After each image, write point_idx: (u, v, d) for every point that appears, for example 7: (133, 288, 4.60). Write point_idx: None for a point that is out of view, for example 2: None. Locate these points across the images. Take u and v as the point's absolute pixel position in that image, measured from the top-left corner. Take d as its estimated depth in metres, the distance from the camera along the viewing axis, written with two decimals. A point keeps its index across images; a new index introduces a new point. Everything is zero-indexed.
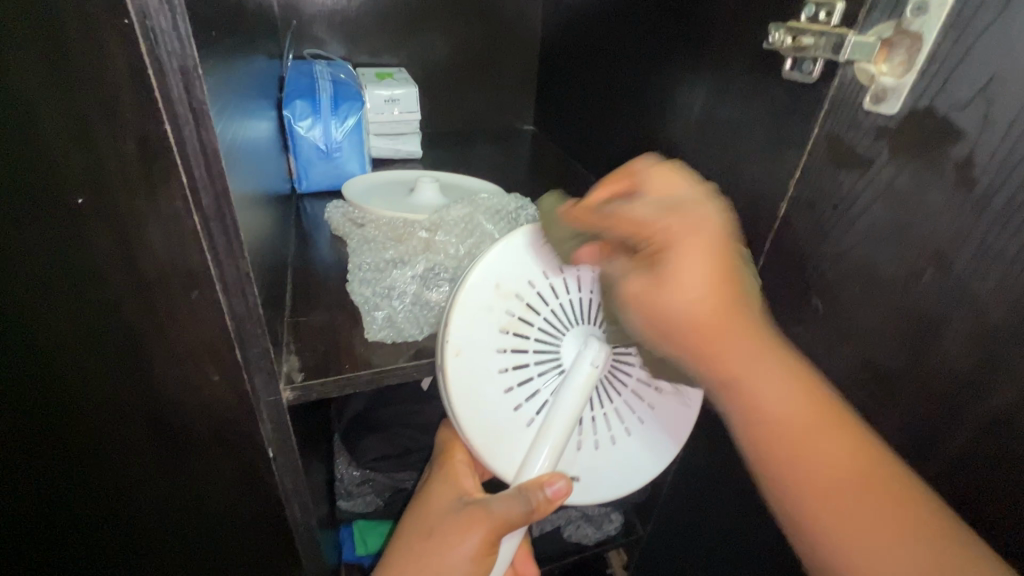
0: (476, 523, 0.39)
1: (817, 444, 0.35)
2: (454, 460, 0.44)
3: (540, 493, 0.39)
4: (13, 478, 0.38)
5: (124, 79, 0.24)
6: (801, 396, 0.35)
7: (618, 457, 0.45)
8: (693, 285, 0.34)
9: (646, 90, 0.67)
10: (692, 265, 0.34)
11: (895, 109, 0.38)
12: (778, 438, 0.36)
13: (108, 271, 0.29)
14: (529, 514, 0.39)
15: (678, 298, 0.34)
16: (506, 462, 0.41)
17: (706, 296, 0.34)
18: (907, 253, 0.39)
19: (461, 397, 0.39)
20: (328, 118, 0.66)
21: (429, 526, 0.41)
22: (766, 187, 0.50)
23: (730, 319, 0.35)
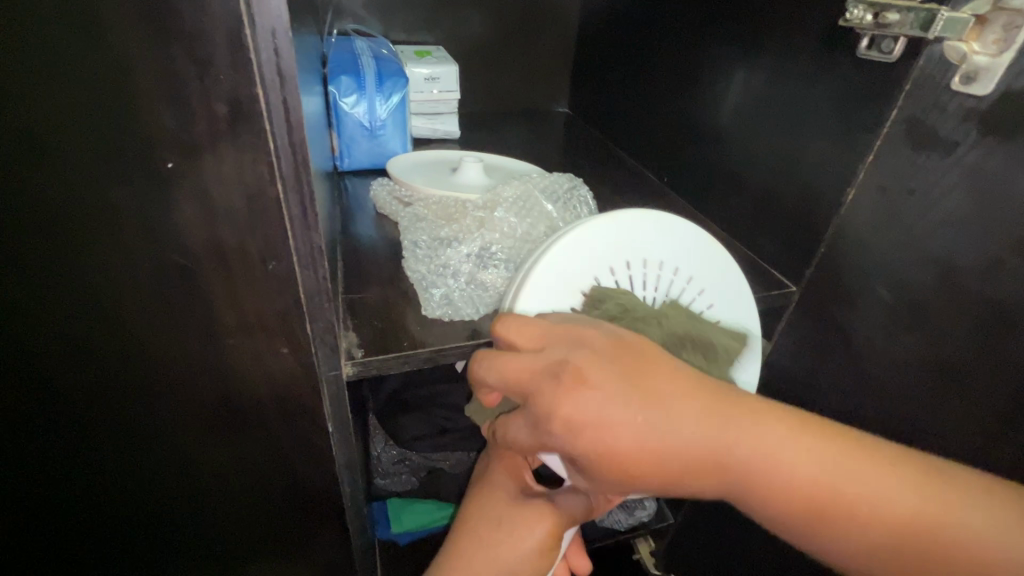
0: (541, 515, 0.40)
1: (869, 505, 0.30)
2: (510, 450, 0.42)
3: (600, 492, 0.39)
4: (87, 446, 0.39)
5: (220, 39, 0.23)
6: (809, 451, 0.30)
7: None
8: (631, 443, 0.29)
9: (697, 70, 0.65)
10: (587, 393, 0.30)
11: (987, 90, 0.36)
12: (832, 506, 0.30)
13: (192, 237, 0.29)
14: (587, 513, 0.40)
15: (611, 448, 0.30)
16: (562, 452, 0.40)
17: (638, 437, 0.29)
18: (987, 242, 0.37)
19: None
20: (373, 95, 0.66)
21: (492, 514, 0.40)
22: (830, 172, 0.48)
23: (669, 427, 0.30)
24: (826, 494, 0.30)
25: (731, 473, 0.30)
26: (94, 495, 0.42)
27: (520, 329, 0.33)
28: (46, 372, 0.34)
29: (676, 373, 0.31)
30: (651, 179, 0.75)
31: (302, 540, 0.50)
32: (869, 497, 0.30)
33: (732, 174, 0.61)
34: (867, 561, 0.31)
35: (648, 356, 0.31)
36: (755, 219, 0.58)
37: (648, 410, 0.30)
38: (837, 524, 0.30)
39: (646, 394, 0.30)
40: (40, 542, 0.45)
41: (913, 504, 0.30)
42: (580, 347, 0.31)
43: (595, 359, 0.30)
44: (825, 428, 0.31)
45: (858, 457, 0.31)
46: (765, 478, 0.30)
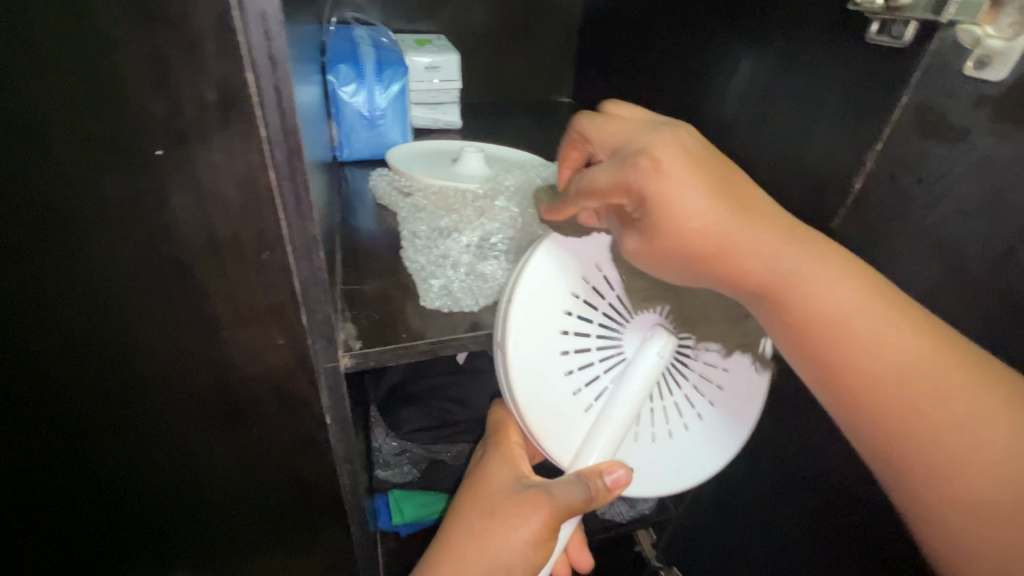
0: (537, 507, 0.38)
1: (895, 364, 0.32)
2: (510, 441, 0.44)
3: (599, 481, 0.37)
4: (83, 438, 0.39)
5: (209, 23, 0.23)
6: (873, 305, 0.32)
7: (675, 452, 0.44)
8: (692, 213, 0.32)
9: (700, 58, 0.64)
10: (683, 180, 0.32)
11: (1001, 75, 0.35)
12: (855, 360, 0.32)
13: (183, 227, 0.29)
14: (587, 503, 0.37)
15: (680, 219, 0.32)
16: (561, 446, 0.40)
17: (708, 215, 0.32)
18: (999, 231, 0.36)
19: (521, 380, 0.38)
20: (372, 84, 0.65)
21: (488, 503, 0.41)
22: (836, 161, 0.47)
23: (739, 232, 0.32)
24: (848, 325, 0.32)
25: (780, 296, 0.33)
26: (92, 488, 0.42)
27: (618, 126, 0.36)
28: (40, 363, 0.34)
29: (773, 213, 0.34)
30: None
31: (301, 532, 0.50)
32: (880, 371, 0.32)
33: (736, 163, 0.60)
34: (889, 415, 0.32)
35: (741, 177, 0.35)
36: None
37: (726, 212, 0.32)
38: (863, 371, 0.32)
39: (723, 189, 0.33)
40: (40, 531, 0.45)
41: (939, 378, 0.31)
42: (668, 139, 0.33)
43: (687, 152, 0.33)
44: (904, 305, 0.32)
45: (906, 322, 0.32)
46: (802, 304, 0.33)
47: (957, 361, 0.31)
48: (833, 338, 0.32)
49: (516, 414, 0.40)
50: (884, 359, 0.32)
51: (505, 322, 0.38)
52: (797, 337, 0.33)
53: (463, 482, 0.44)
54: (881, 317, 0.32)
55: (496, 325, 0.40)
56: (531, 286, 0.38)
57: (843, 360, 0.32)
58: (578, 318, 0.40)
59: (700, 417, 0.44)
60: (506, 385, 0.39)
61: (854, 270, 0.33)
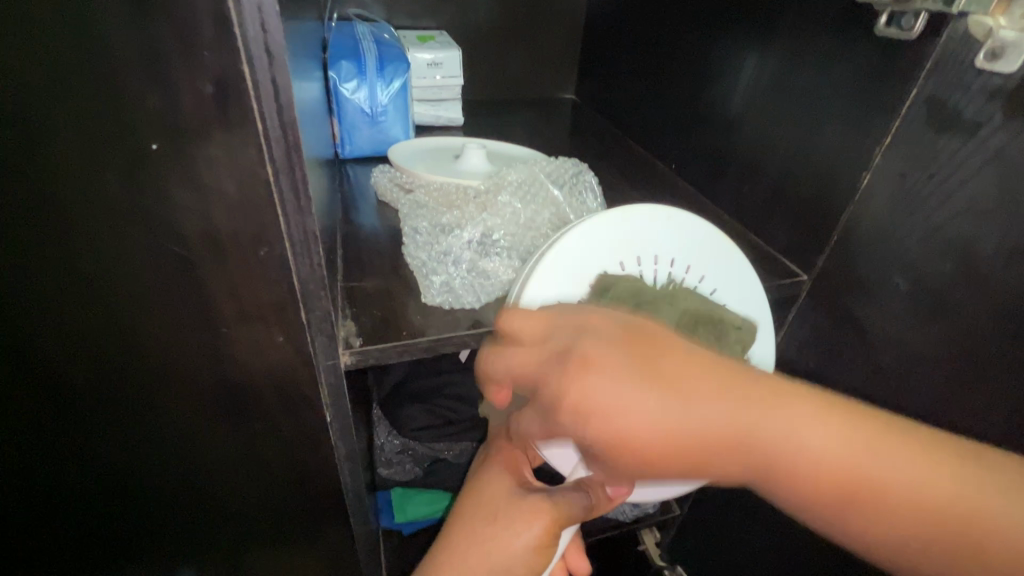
0: (540, 514, 0.38)
1: (884, 472, 0.30)
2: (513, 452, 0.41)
3: (602, 492, 0.38)
4: (85, 436, 0.39)
5: (204, 14, 0.22)
6: (843, 433, 0.30)
7: (679, 456, 0.44)
8: (646, 426, 0.30)
9: (706, 52, 0.63)
10: (603, 380, 0.30)
11: (1015, 66, 0.34)
12: (849, 480, 0.30)
13: (180, 223, 0.28)
14: (587, 511, 0.38)
15: (632, 442, 0.30)
16: (563, 453, 0.40)
17: (648, 424, 0.29)
18: (1012, 227, 0.35)
19: (525, 386, 0.39)
20: (374, 80, 0.64)
21: (489, 507, 0.40)
22: (844, 157, 0.47)
23: (697, 419, 0.29)
24: (858, 480, 0.30)
25: (768, 472, 0.31)
26: (95, 486, 0.42)
27: (517, 359, 0.34)
28: (39, 361, 0.34)
29: (712, 362, 0.31)
30: (658, 166, 0.73)
31: (304, 530, 0.50)
32: (888, 472, 0.30)
33: (742, 159, 0.59)
34: (930, 548, 0.30)
35: (662, 340, 0.31)
36: (765, 206, 0.56)
37: (662, 393, 0.30)
38: (871, 500, 0.30)
39: (646, 350, 0.31)
40: (41, 526, 0.45)
41: (926, 481, 0.30)
42: (587, 334, 0.32)
43: (595, 354, 0.31)
44: (863, 418, 0.31)
45: (876, 448, 0.30)
46: (791, 468, 0.30)
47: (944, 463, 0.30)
48: (853, 484, 0.30)
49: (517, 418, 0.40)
50: (883, 496, 0.30)
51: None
52: (810, 498, 0.31)
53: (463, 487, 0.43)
54: (858, 447, 0.30)
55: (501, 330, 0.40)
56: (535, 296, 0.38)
57: (843, 512, 0.31)
58: None
59: None
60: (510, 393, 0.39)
61: (818, 407, 0.30)
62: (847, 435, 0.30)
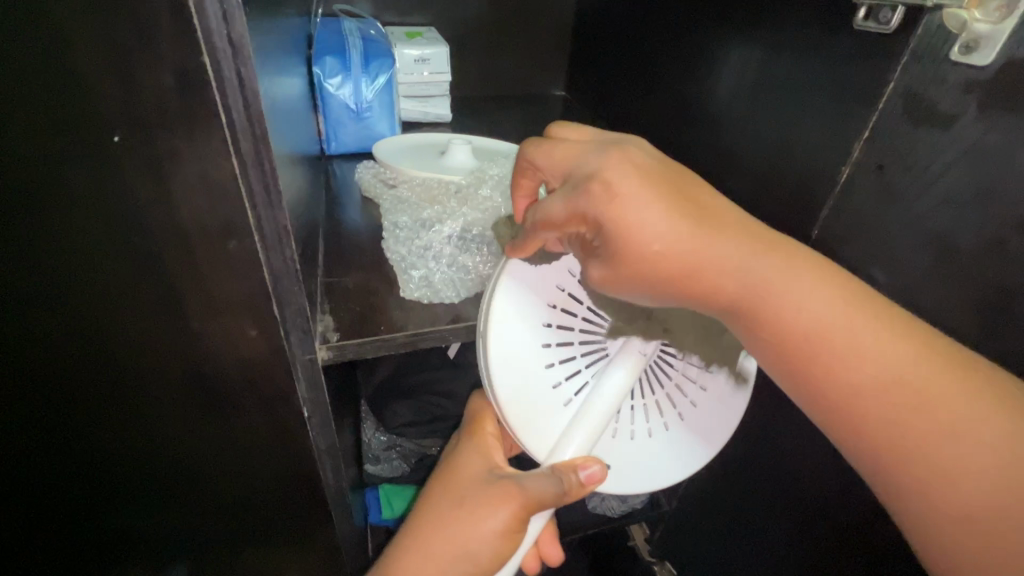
0: (506, 499, 0.38)
1: (876, 353, 0.31)
2: (484, 433, 0.44)
3: (574, 475, 0.37)
4: (60, 430, 0.39)
5: (163, 5, 0.22)
6: (841, 297, 0.32)
7: (653, 453, 0.44)
8: (648, 237, 0.31)
9: (691, 48, 0.63)
10: (634, 200, 0.31)
11: (989, 59, 0.34)
12: (824, 346, 0.32)
13: (147, 216, 0.28)
14: (559, 498, 0.37)
15: (642, 246, 0.32)
16: (538, 438, 0.39)
17: (662, 239, 0.31)
18: (988, 220, 0.35)
19: (503, 366, 0.38)
20: (359, 76, 0.64)
21: (459, 493, 0.40)
22: (824, 151, 0.47)
23: (702, 246, 0.32)
24: (829, 329, 0.31)
25: (761, 312, 0.33)
26: (72, 482, 0.42)
27: (565, 148, 0.35)
28: (12, 355, 0.34)
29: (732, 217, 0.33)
30: None
31: (286, 526, 0.50)
32: (867, 349, 0.31)
33: (726, 155, 0.59)
34: (890, 424, 0.31)
35: (697, 187, 0.34)
36: (748, 202, 0.56)
37: (686, 226, 0.32)
38: (831, 361, 0.32)
39: (676, 194, 0.32)
40: (18, 522, 0.45)
41: (912, 370, 0.30)
42: (615, 162, 0.33)
43: (632, 164, 0.32)
44: (909, 326, 0.32)
45: (877, 316, 0.31)
46: (778, 309, 0.32)
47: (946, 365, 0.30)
48: (818, 343, 0.32)
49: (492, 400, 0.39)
50: (882, 365, 0.31)
51: (489, 309, 0.38)
52: (775, 351, 0.33)
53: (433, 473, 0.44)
54: (853, 311, 0.31)
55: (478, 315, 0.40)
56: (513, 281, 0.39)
57: (831, 367, 0.32)
58: (560, 313, 0.40)
59: (680, 419, 0.44)
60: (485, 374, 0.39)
61: (865, 302, 0.32)
62: (863, 310, 0.31)
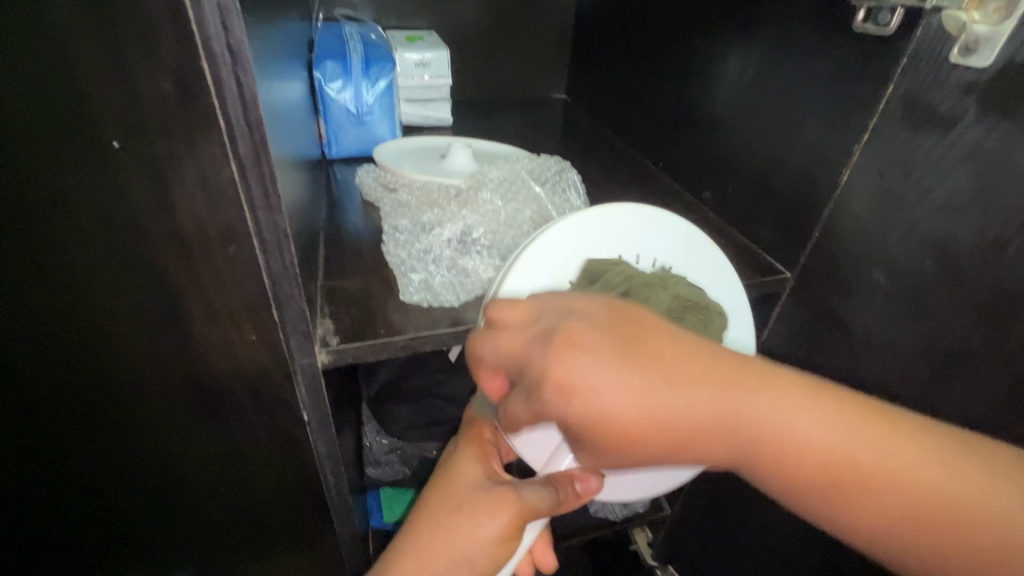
0: (505, 506, 0.38)
1: (891, 469, 0.30)
2: (482, 440, 0.42)
3: (570, 487, 0.38)
4: (61, 437, 0.39)
5: (161, 12, 0.22)
6: (838, 423, 0.30)
7: (655, 459, 0.43)
8: (622, 409, 0.30)
9: (691, 51, 0.63)
10: (595, 365, 0.30)
11: (987, 61, 0.34)
12: (837, 481, 0.30)
13: (147, 221, 0.28)
14: (556, 507, 0.38)
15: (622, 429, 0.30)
16: (536, 448, 0.40)
17: (634, 403, 0.30)
18: (990, 222, 0.35)
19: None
20: (359, 80, 0.64)
21: (457, 500, 0.40)
22: (825, 153, 0.47)
23: (681, 401, 0.30)
24: (844, 468, 0.30)
25: (761, 459, 0.31)
26: (74, 489, 0.42)
27: (508, 341, 0.33)
28: (13, 361, 0.34)
29: (706, 355, 0.31)
30: (646, 165, 0.73)
31: (285, 532, 0.49)
32: (878, 460, 0.30)
33: (727, 158, 0.59)
34: (918, 533, 0.30)
35: (656, 325, 0.31)
36: (750, 204, 0.56)
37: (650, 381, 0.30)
38: (854, 484, 0.30)
39: (635, 343, 0.30)
40: (17, 527, 0.44)
41: (920, 472, 0.29)
42: (569, 333, 0.31)
43: (588, 334, 0.31)
44: (865, 422, 0.30)
45: (876, 438, 0.30)
46: (789, 459, 0.30)
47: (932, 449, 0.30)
48: (843, 477, 0.30)
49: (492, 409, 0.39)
50: (892, 491, 0.30)
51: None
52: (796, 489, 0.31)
53: (430, 479, 0.43)
54: (848, 434, 0.30)
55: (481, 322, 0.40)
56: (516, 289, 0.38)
57: (847, 509, 0.31)
58: None
59: None
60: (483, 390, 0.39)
61: (824, 395, 0.31)
62: (844, 427, 0.30)
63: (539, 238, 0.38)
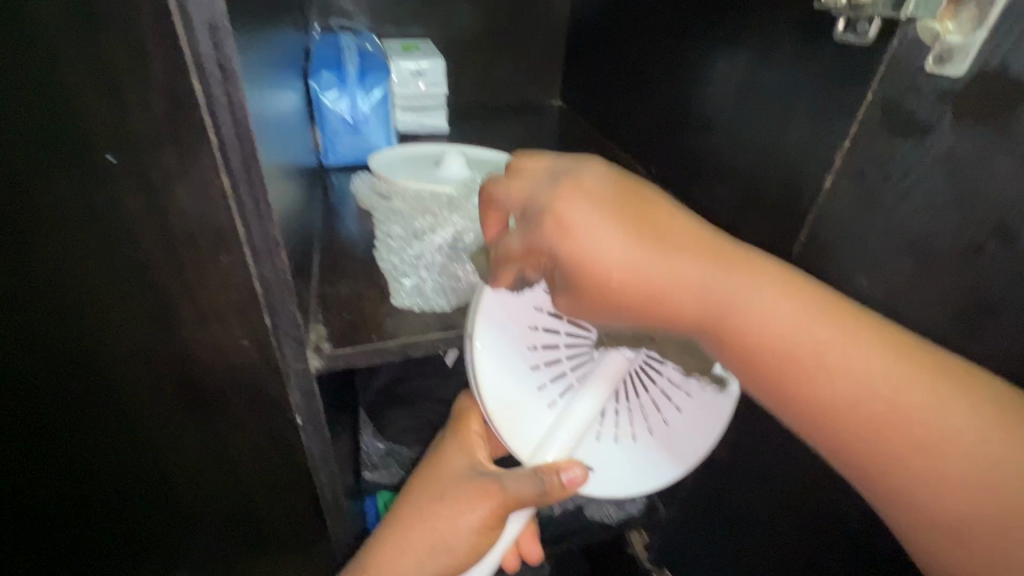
0: (486, 497, 0.40)
1: (861, 362, 0.32)
2: (470, 430, 0.44)
3: (555, 477, 0.39)
4: (60, 442, 0.39)
5: (153, 33, 0.24)
6: (811, 303, 0.33)
7: (638, 455, 0.45)
8: (614, 265, 0.34)
9: (680, 58, 0.64)
10: (598, 227, 0.34)
11: (961, 71, 0.34)
12: (806, 360, 0.33)
13: (141, 231, 0.29)
14: (541, 497, 0.39)
15: (602, 278, 0.34)
16: (522, 439, 0.41)
17: (623, 265, 0.34)
18: (966, 226, 0.36)
19: (489, 370, 0.39)
20: (355, 89, 0.66)
21: (440, 487, 0.42)
22: (809, 158, 0.47)
23: (665, 270, 0.34)
24: (816, 347, 0.33)
25: (726, 319, 0.34)
26: (73, 494, 0.43)
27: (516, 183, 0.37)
28: (12, 368, 0.35)
29: (692, 233, 0.35)
30: (639, 170, 0.74)
31: (281, 534, 0.50)
32: (849, 359, 0.32)
33: (717, 163, 0.60)
34: (868, 436, 0.32)
35: (656, 210, 0.35)
36: (738, 209, 0.57)
37: (638, 248, 0.34)
38: (807, 369, 0.33)
39: (636, 219, 0.34)
40: (14, 531, 0.45)
41: (876, 369, 0.32)
42: (574, 191, 0.34)
43: (594, 198, 0.34)
44: (844, 315, 0.33)
45: (854, 329, 0.33)
46: (761, 326, 0.34)
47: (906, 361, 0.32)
48: (802, 365, 0.33)
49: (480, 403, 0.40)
50: (856, 374, 0.32)
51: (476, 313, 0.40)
52: (758, 362, 0.34)
53: (417, 469, 0.45)
54: (821, 318, 0.33)
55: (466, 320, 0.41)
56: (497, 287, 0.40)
57: (818, 382, 0.33)
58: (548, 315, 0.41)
59: (665, 423, 0.45)
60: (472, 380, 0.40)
61: (813, 296, 0.33)
62: (828, 314, 0.33)
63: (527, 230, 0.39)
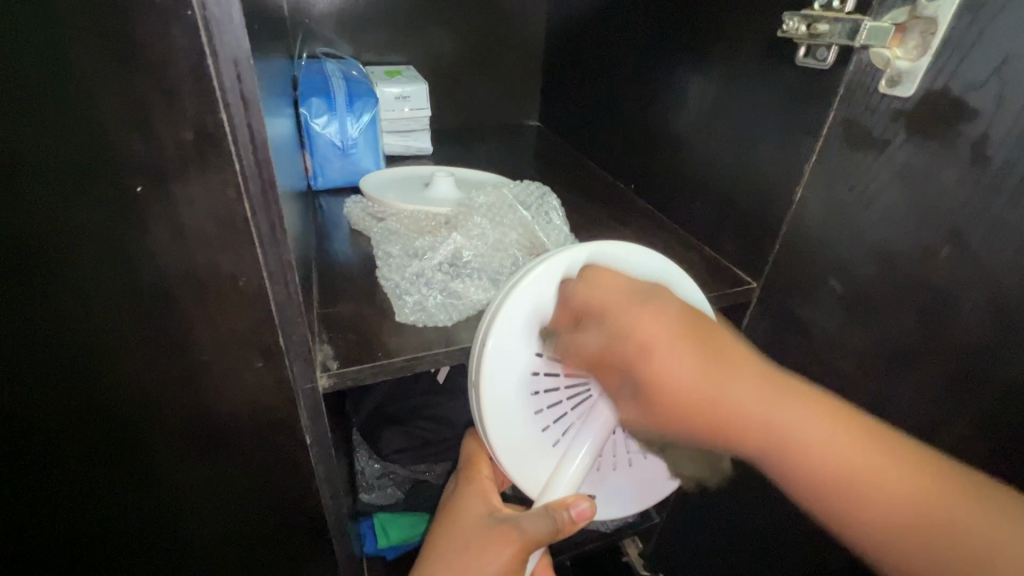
0: (508, 540, 0.41)
1: (874, 474, 0.34)
2: (481, 476, 0.47)
3: (565, 513, 0.40)
4: (78, 474, 0.40)
5: (186, 70, 0.25)
6: (828, 424, 0.36)
7: (638, 476, 0.48)
8: (680, 385, 0.36)
9: (654, 81, 0.68)
10: (672, 358, 0.36)
11: (910, 91, 0.39)
12: (833, 478, 0.35)
13: (162, 257, 0.30)
14: (554, 534, 0.40)
15: (677, 395, 0.36)
16: (529, 477, 0.43)
17: (692, 380, 0.36)
18: (924, 230, 0.39)
19: (496, 418, 0.41)
20: (344, 115, 0.67)
21: (461, 537, 0.43)
22: (779, 172, 0.51)
23: (733, 388, 0.36)
24: (841, 463, 0.35)
25: (773, 451, 0.36)
26: (88, 526, 0.43)
27: (602, 276, 0.40)
28: (33, 399, 0.35)
29: (752, 368, 0.37)
30: (618, 186, 0.78)
31: (289, 561, 0.50)
32: (841, 463, 0.35)
33: (693, 179, 0.63)
34: (885, 519, 0.34)
35: (719, 343, 0.38)
36: (715, 220, 0.61)
37: (711, 371, 0.36)
38: (826, 488, 0.35)
39: (710, 353, 0.37)
40: (28, 564, 0.45)
41: (843, 455, 0.35)
42: (649, 317, 0.37)
43: (670, 326, 0.37)
44: (859, 436, 0.35)
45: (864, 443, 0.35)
46: (786, 450, 0.36)
47: (857, 433, 0.35)
48: (834, 480, 0.35)
49: (487, 445, 0.42)
50: (861, 474, 0.34)
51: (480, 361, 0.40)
52: (798, 490, 0.36)
53: (436, 521, 0.46)
54: (837, 436, 0.35)
55: (472, 356, 0.41)
56: (504, 332, 0.40)
57: (847, 486, 0.35)
58: (549, 358, 0.42)
59: None
60: (478, 418, 0.41)
61: (800, 394, 0.37)
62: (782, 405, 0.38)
63: (523, 280, 0.40)
